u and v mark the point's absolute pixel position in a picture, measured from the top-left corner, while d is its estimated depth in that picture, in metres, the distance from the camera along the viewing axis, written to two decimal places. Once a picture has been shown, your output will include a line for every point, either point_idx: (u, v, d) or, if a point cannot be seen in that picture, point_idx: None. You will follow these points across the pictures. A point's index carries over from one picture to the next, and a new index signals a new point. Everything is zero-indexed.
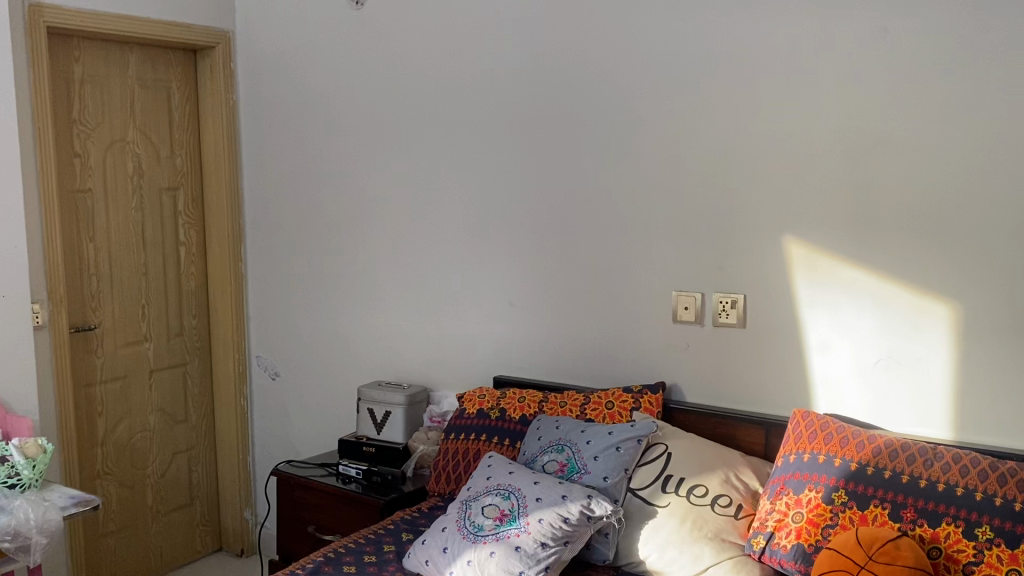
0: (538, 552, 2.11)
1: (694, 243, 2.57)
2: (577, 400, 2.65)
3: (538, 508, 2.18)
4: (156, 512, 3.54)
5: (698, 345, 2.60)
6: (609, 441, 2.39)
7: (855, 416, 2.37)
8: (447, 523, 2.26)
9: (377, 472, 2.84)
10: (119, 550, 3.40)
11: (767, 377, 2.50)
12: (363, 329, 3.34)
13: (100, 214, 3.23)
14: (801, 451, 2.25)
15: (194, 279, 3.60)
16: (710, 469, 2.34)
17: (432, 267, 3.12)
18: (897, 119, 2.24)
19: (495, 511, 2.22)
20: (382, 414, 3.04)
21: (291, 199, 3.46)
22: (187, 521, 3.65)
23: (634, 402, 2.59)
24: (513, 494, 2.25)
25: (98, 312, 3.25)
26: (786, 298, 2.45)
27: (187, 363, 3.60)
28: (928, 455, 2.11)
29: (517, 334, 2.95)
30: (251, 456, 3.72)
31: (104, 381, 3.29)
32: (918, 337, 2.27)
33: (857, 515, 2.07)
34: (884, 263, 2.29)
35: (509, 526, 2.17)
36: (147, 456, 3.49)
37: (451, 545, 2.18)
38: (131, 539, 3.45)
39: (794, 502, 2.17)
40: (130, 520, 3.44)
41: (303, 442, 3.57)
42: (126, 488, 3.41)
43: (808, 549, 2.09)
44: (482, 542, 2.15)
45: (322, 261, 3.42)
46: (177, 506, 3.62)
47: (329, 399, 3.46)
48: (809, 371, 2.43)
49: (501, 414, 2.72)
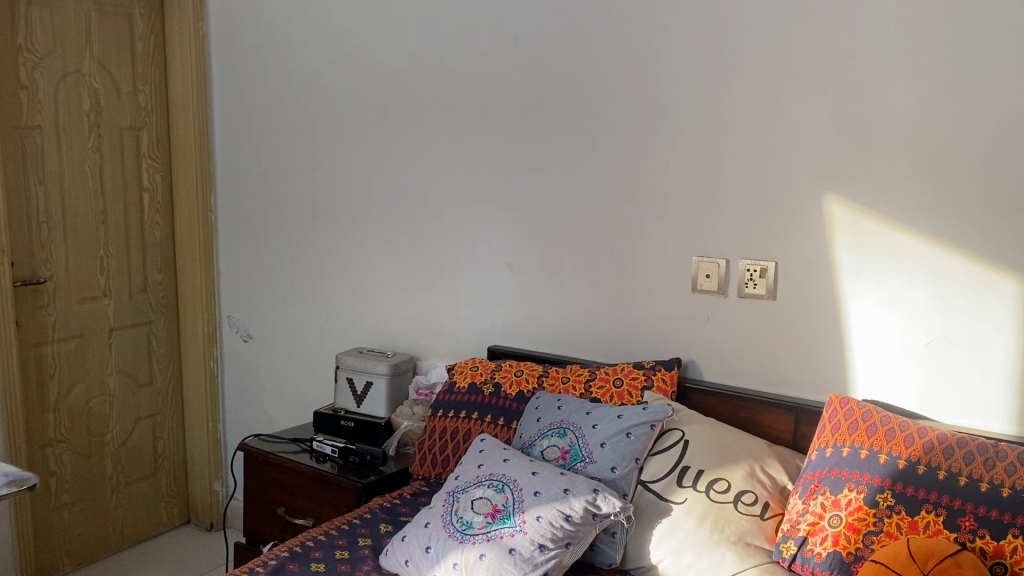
0: (535, 556, 1.83)
1: (719, 202, 2.26)
2: (581, 376, 2.36)
3: (536, 505, 1.89)
4: (115, 483, 3.24)
5: (721, 318, 2.30)
6: (618, 426, 2.10)
7: (899, 404, 2.08)
8: (431, 518, 1.97)
9: (355, 452, 2.51)
10: (74, 525, 3.10)
11: (797, 356, 2.20)
12: (343, 289, 3.02)
13: (51, 153, 2.88)
14: (839, 443, 1.96)
15: (159, 230, 3.27)
16: (733, 460, 2.05)
17: (422, 224, 2.80)
18: (968, 61, 1.91)
19: (486, 507, 1.93)
20: (362, 385, 2.74)
21: (266, 143, 3.12)
22: (150, 492, 3.37)
23: (645, 380, 2.30)
24: (508, 486, 1.97)
25: (49, 264, 2.91)
26: (824, 267, 2.14)
27: (151, 323, 3.29)
28: (989, 453, 1.80)
29: (514, 301, 2.65)
30: (221, 424, 3.44)
31: (57, 341, 2.97)
32: (978, 316, 1.97)
33: (905, 522, 1.79)
34: (943, 229, 1.98)
35: (502, 525, 1.88)
36: (106, 422, 3.18)
37: (434, 545, 1.90)
38: (88, 513, 3.15)
39: (831, 504, 1.89)
40: (87, 492, 3.14)
41: (277, 411, 3.27)
42: (82, 457, 3.11)
43: (847, 560, 1.81)
44: (470, 543, 1.86)
45: (299, 215, 3.09)
46: (140, 476, 3.33)
47: (306, 365, 3.16)
48: (847, 351, 2.13)
49: (495, 389, 2.42)
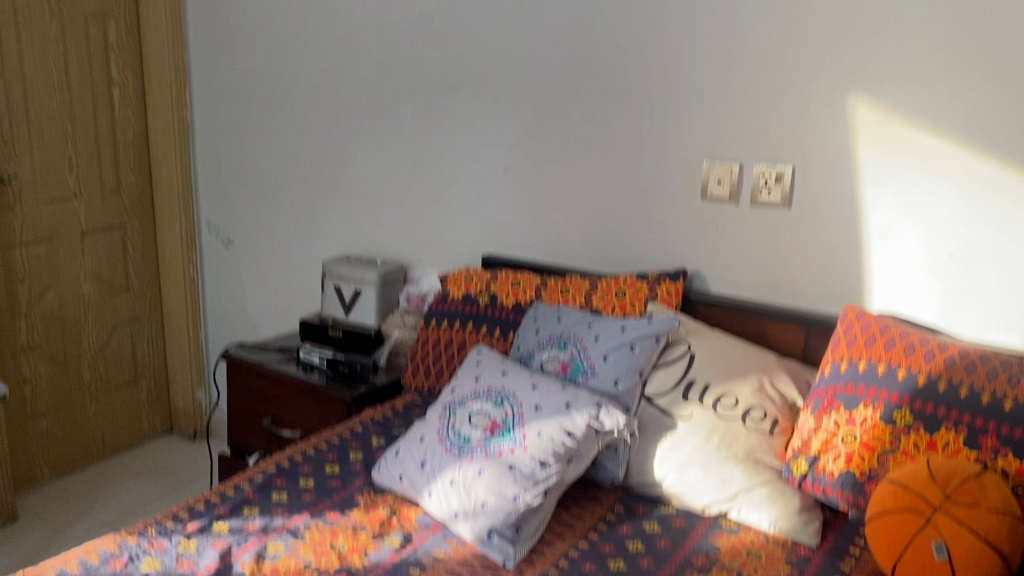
0: (536, 473, 1.74)
1: (735, 102, 2.10)
2: (582, 287, 2.25)
3: (537, 420, 1.81)
4: (94, 392, 3.14)
5: (732, 228, 2.17)
6: (622, 339, 1.99)
7: (915, 316, 1.99)
8: (427, 433, 1.88)
9: (345, 362, 2.41)
10: (52, 434, 3.01)
11: (811, 267, 2.09)
12: (328, 193, 2.86)
13: (11, 41, 2.66)
14: (855, 358, 1.86)
15: (131, 127, 3.08)
16: (742, 373, 1.96)
17: (412, 123, 2.62)
18: None
19: (484, 420, 1.83)
20: (350, 294, 2.62)
21: (245, 34, 2.91)
22: (131, 401, 3.27)
23: (650, 291, 2.18)
24: (507, 400, 1.87)
25: (13, 163, 2.72)
26: (845, 172, 2.01)
27: (126, 226, 3.13)
28: (1013, 370, 1.69)
29: (511, 208, 2.50)
30: (203, 332, 3.33)
31: (25, 244, 2.80)
32: (1007, 225, 1.85)
33: (924, 441, 1.71)
34: (976, 132, 1.84)
35: (501, 440, 1.79)
36: (82, 329, 3.05)
37: (429, 461, 1.81)
38: (66, 422, 3.05)
39: (845, 421, 1.80)
40: (64, 401, 3.03)
41: (260, 319, 3.16)
42: (58, 365, 2.99)
43: (860, 480, 1.75)
44: (467, 459, 1.78)
45: (281, 113, 2.90)
46: (119, 384, 3.23)
47: (290, 272, 3.03)
48: (864, 262, 2.02)
49: (491, 300, 2.31)
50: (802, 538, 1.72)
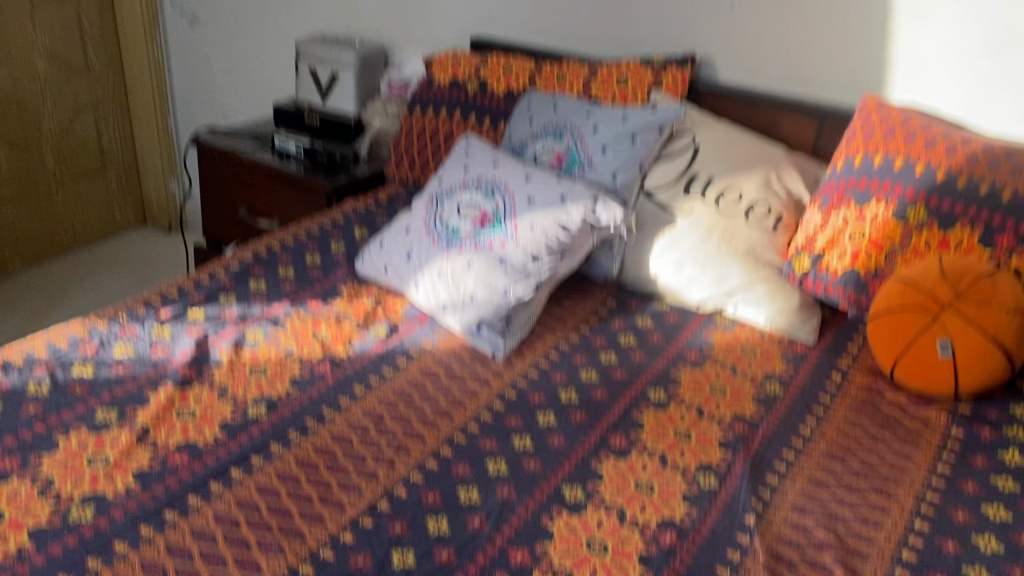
0: (528, 267, 1.66)
1: None
2: (580, 74, 2.07)
3: (531, 212, 1.69)
4: (60, 179, 2.98)
5: (748, 9, 1.98)
6: (623, 129, 1.85)
7: (939, 108, 1.85)
8: (412, 224, 1.78)
9: (323, 152, 2.29)
10: (20, 222, 2.88)
11: (831, 53, 1.92)
12: None
13: None
14: (870, 152, 1.74)
15: None
16: (749, 167, 1.84)
17: None
18: None
19: (474, 212, 1.72)
20: (327, 78, 2.42)
21: None
22: (100, 189, 3.13)
23: (653, 79, 2.02)
24: (498, 191, 1.75)
25: None
26: None
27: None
28: None
29: None
30: (172, 118, 3.15)
31: None
32: None
33: (936, 239, 1.63)
34: None
35: (492, 232, 1.69)
36: (41, 112, 2.85)
37: (416, 252, 1.72)
38: (33, 210, 2.92)
39: (854, 217, 1.71)
40: (28, 188, 2.89)
41: (232, 106, 2.97)
42: (18, 150, 2.81)
43: (864, 279, 1.69)
44: (456, 251, 1.68)
45: None
46: (87, 172, 3.07)
47: (261, 54, 2.81)
48: (890, 47, 1.86)
49: (481, 86, 2.13)
50: (799, 334, 1.67)
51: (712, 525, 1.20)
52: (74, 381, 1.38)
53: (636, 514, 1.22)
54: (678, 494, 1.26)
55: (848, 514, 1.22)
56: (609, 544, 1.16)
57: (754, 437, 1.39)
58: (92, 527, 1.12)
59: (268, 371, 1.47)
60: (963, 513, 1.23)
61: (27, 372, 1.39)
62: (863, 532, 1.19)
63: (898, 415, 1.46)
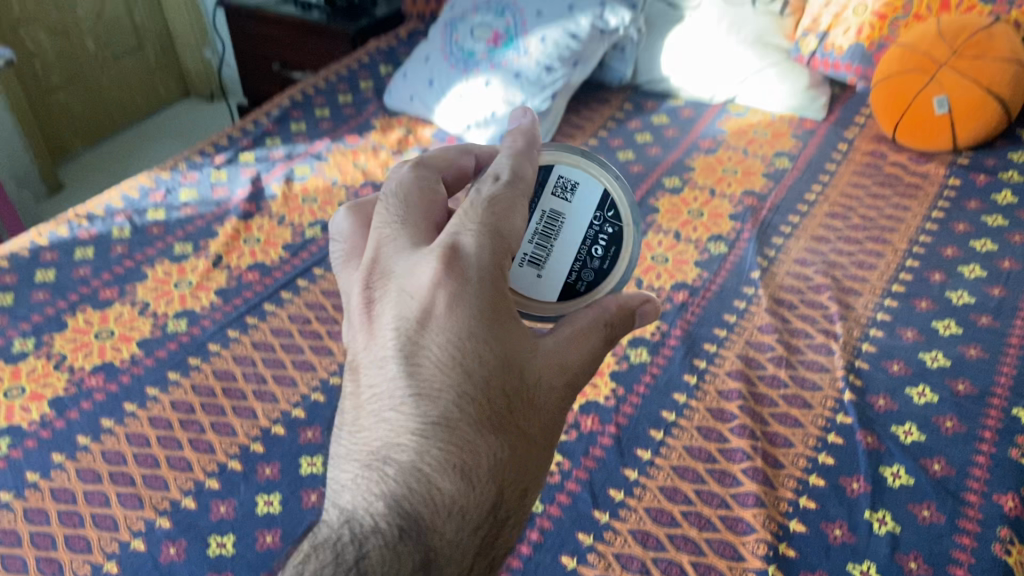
0: (542, 78, 1.72)
1: None
2: None
3: (540, 26, 1.73)
4: (101, 59, 3.02)
5: None
6: None
7: None
8: (432, 53, 1.85)
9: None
10: (72, 103, 2.93)
11: None
12: None
13: None
14: None
15: None
16: None
17: None
18: None
19: (487, 33, 1.79)
20: None
21: None
22: (142, 65, 3.20)
23: None
24: (509, 9, 1.79)
25: None
26: None
27: None
28: None
29: None
30: None
31: None
32: None
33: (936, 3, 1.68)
34: None
35: (506, 51, 1.75)
36: None
37: (437, 79, 1.79)
38: (84, 91, 2.98)
39: None
40: (73, 69, 2.92)
41: None
42: (58, 35, 2.82)
43: (870, 52, 1.75)
44: (475, 70, 1.77)
45: None
46: (126, 50, 3.12)
47: None
48: None
49: None
50: (810, 113, 1.75)
51: (721, 283, 1.35)
52: (150, 224, 1.54)
53: (652, 281, 1.36)
54: (690, 263, 1.40)
55: (844, 260, 1.36)
56: None
57: (762, 207, 1.52)
58: (188, 335, 1.30)
59: (319, 199, 1.61)
60: (952, 248, 1.35)
61: (109, 219, 1.55)
62: (859, 274, 1.32)
63: (899, 173, 1.56)
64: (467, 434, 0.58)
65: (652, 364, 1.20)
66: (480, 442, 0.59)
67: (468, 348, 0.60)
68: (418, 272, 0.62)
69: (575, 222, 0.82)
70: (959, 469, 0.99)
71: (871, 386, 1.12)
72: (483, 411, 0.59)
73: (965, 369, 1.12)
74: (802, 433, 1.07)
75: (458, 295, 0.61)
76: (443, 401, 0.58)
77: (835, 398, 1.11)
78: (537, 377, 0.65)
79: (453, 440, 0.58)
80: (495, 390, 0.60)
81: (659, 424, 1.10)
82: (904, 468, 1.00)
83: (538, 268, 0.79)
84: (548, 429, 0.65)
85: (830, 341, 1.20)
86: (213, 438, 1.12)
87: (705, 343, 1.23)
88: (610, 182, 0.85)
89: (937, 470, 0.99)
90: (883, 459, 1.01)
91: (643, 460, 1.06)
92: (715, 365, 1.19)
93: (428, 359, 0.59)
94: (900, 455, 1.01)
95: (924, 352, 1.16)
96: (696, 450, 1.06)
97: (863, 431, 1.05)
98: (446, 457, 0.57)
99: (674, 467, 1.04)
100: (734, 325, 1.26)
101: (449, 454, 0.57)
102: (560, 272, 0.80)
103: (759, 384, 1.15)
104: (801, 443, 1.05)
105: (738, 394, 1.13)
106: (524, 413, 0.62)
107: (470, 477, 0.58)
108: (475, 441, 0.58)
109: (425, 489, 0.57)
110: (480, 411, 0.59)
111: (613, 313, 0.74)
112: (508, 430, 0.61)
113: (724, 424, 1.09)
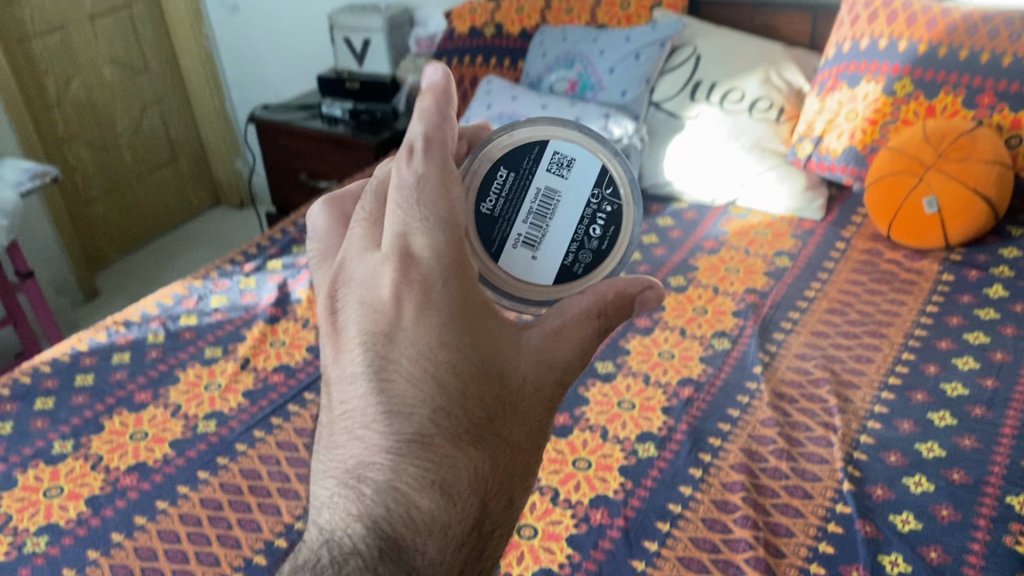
0: None
1: None
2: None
3: None
4: (138, 172, 3.19)
5: None
6: (627, 49, 2.03)
7: None
8: None
9: (366, 111, 2.51)
10: (110, 213, 3.09)
11: None
12: None
13: None
14: (858, 35, 1.85)
15: None
16: (747, 68, 1.97)
17: None
18: None
19: None
20: (360, 43, 2.65)
21: None
22: (176, 176, 3.37)
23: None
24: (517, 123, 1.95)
25: None
26: None
27: (131, 5, 2.98)
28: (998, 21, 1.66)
29: None
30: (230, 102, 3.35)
31: (40, 36, 2.66)
32: None
33: (923, 108, 1.75)
34: None
35: None
36: (114, 113, 3.02)
37: None
38: (122, 202, 3.14)
39: (849, 99, 1.85)
40: (112, 182, 3.09)
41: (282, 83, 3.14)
42: (99, 151, 3.00)
43: (863, 155, 1.83)
44: None
45: None
46: (161, 163, 3.29)
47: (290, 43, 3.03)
48: None
49: (497, 31, 2.33)
50: (808, 213, 1.83)
51: (725, 378, 1.41)
52: (183, 329, 1.64)
53: (659, 377, 1.42)
54: (695, 359, 1.46)
55: (844, 355, 1.41)
56: (637, 402, 1.37)
57: (763, 304, 1.59)
58: (216, 435, 1.37)
59: None
60: (946, 342, 1.40)
61: (145, 325, 1.65)
62: (857, 368, 1.38)
63: (895, 269, 1.62)
64: (438, 437, 0.66)
65: (659, 458, 1.25)
66: (458, 455, 0.66)
67: (434, 349, 0.67)
68: (380, 277, 0.70)
69: (572, 202, 0.86)
70: (955, 556, 1.02)
71: (870, 476, 1.16)
72: (452, 424, 0.67)
73: (960, 459, 1.16)
74: (803, 522, 1.11)
75: (422, 300, 0.68)
76: (417, 411, 0.66)
77: (835, 488, 1.15)
78: (517, 380, 0.72)
79: (429, 453, 0.65)
80: (464, 392, 0.68)
81: (665, 515, 1.15)
82: (902, 556, 1.03)
83: (533, 250, 0.85)
84: (527, 430, 0.72)
85: (829, 434, 1.24)
86: (239, 534, 1.18)
87: (710, 437, 1.28)
88: (610, 158, 0.87)
89: (934, 558, 1.02)
90: (882, 547, 1.05)
91: (650, 550, 1.10)
92: (720, 458, 1.24)
93: (398, 370, 0.67)
94: (898, 544, 1.05)
95: (921, 443, 1.20)
96: (701, 541, 1.10)
97: (862, 520, 1.09)
98: (423, 462, 0.64)
99: (680, 558, 1.08)
100: (738, 419, 1.31)
101: (425, 460, 0.65)
102: (556, 254, 0.85)
103: (762, 476, 1.19)
104: (802, 533, 1.09)
105: (742, 486, 1.18)
106: (498, 416, 0.70)
107: (447, 481, 0.65)
108: (446, 450, 0.66)
109: (404, 506, 0.63)
110: (450, 414, 0.67)
111: (608, 294, 0.78)
112: (482, 438, 0.68)
113: (728, 515, 1.13)
